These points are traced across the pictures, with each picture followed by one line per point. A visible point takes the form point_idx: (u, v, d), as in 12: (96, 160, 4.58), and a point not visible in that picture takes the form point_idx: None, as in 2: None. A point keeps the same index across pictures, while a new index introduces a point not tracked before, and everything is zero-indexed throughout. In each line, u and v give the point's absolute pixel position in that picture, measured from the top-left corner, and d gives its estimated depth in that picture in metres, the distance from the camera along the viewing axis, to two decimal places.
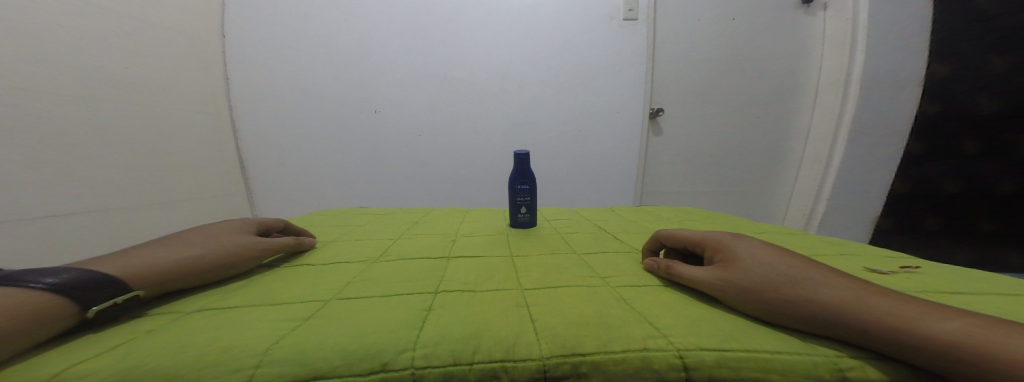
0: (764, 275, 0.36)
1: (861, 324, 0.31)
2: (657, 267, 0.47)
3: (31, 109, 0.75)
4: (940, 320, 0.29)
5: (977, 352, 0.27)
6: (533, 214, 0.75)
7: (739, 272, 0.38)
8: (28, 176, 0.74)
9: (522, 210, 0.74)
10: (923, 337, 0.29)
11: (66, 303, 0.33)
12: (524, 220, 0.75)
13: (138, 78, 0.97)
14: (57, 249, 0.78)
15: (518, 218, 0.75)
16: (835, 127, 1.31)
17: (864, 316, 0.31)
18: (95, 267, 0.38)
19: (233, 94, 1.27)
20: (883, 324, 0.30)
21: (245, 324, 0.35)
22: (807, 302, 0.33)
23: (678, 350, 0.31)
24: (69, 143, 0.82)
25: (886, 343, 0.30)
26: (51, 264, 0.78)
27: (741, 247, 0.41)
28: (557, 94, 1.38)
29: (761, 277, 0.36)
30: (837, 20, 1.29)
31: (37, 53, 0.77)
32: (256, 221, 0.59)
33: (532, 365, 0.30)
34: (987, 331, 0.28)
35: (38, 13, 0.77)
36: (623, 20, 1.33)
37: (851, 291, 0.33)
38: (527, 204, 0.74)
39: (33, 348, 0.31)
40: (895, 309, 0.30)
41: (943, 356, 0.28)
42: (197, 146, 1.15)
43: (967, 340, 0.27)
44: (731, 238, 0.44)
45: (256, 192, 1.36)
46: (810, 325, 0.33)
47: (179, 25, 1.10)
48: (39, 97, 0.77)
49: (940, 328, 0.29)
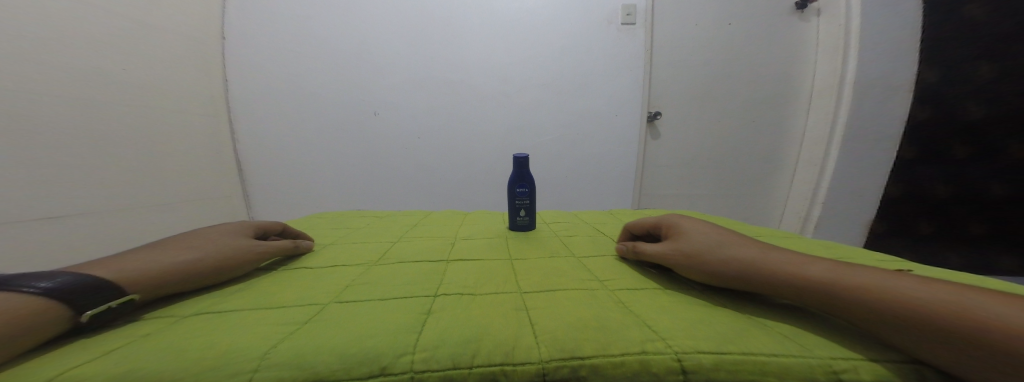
0: (701, 244, 0.44)
1: (832, 296, 0.34)
2: (630, 251, 0.53)
3: (28, 112, 0.75)
4: (905, 283, 0.32)
5: (942, 316, 0.29)
6: (532, 217, 0.75)
7: (687, 243, 0.46)
8: (22, 178, 0.74)
9: (522, 213, 0.75)
10: (893, 307, 0.31)
11: (60, 307, 0.33)
12: (524, 222, 0.75)
13: (136, 79, 0.96)
14: (49, 252, 0.77)
15: (518, 221, 0.76)
16: (829, 131, 1.33)
17: (832, 287, 0.34)
18: (88, 272, 0.38)
19: (232, 96, 1.27)
20: (852, 295, 0.33)
21: (241, 329, 0.34)
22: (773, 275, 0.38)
23: (676, 353, 0.31)
24: (66, 145, 0.81)
25: (861, 317, 0.32)
26: (43, 267, 0.77)
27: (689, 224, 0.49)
28: (556, 97, 1.39)
29: (698, 245, 0.44)
30: (830, 25, 1.31)
31: (35, 55, 0.76)
32: (253, 224, 0.59)
33: (532, 369, 0.31)
34: (950, 292, 0.30)
35: (38, 15, 0.77)
36: (620, 25, 1.34)
37: (820, 268, 0.36)
38: (526, 207, 0.75)
39: (25, 354, 0.30)
40: (861, 279, 0.34)
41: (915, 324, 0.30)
42: (195, 148, 1.15)
43: (932, 304, 0.30)
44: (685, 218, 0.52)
45: (253, 195, 1.36)
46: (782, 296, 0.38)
47: (179, 26, 1.10)
48: (36, 99, 0.76)
49: (904, 292, 0.31)
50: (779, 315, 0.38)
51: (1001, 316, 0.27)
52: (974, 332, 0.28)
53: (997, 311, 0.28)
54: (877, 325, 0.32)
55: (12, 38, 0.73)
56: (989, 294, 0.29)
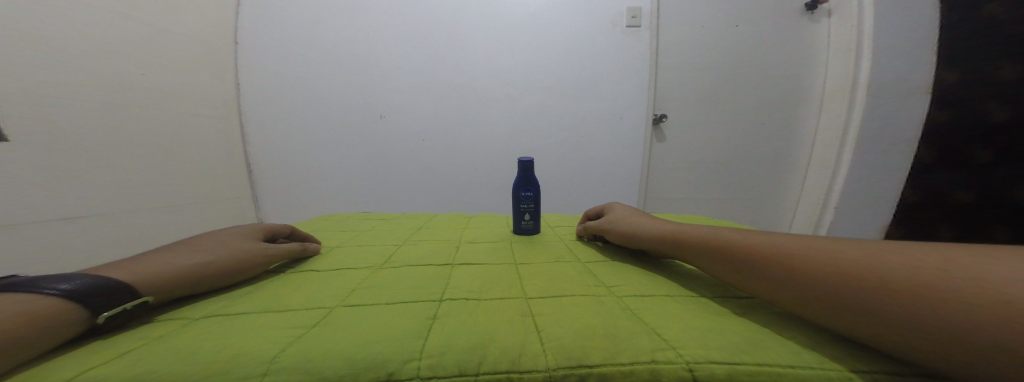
0: (615, 219, 0.62)
1: (786, 269, 0.35)
2: (583, 230, 0.70)
3: (50, 116, 0.77)
4: (859, 250, 0.32)
5: (897, 282, 0.28)
6: (536, 221, 0.75)
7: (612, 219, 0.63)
8: (39, 181, 0.76)
9: (525, 217, 0.74)
10: (850, 277, 0.30)
11: (77, 309, 0.34)
12: (528, 227, 0.75)
13: (152, 84, 0.99)
14: (67, 252, 0.79)
15: (521, 225, 0.75)
16: (842, 134, 1.31)
17: (786, 260, 0.35)
18: (106, 273, 0.39)
19: (243, 100, 1.29)
20: (808, 268, 0.33)
21: (249, 332, 0.34)
22: (722, 249, 0.42)
23: (687, 363, 0.31)
24: (85, 148, 0.83)
25: (822, 293, 0.31)
26: (63, 266, 0.79)
27: (620, 208, 0.67)
28: (561, 99, 1.39)
29: (613, 220, 0.63)
30: (842, 26, 1.30)
31: (57, 60, 0.79)
32: (263, 226, 0.60)
33: (538, 376, 0.30)
34: (905, 253, 0.30)
35: (65, 23, 0.80)
36: (626, 27, 1.34)
37: (772, 242, 0.38)
38: (530, 211, 0.74)
39: (40, 356, 0.31)
40: (814, 250, 0.34)
41: (871, 292, 0.28)
42: (207, 150, 1.17)
43: (884, 268, 0.29)
44: (621, 206, 0.69)
45: (262, 197, 1.38)
46: (737, 272, 0.40)
47: (195, 31, 1.13)
48: (58, 103, 0.79)
49: (859, 259, 0.31)
50: (772, 318, 0.38)
51: (959, 275, 0.26)
52: (888, 289, 0.28)
53: (960, 272, 0.26)
54: (838, 302, 0.30)
55: (38, 45, 0.76)
56: (956, 257, 0.28)
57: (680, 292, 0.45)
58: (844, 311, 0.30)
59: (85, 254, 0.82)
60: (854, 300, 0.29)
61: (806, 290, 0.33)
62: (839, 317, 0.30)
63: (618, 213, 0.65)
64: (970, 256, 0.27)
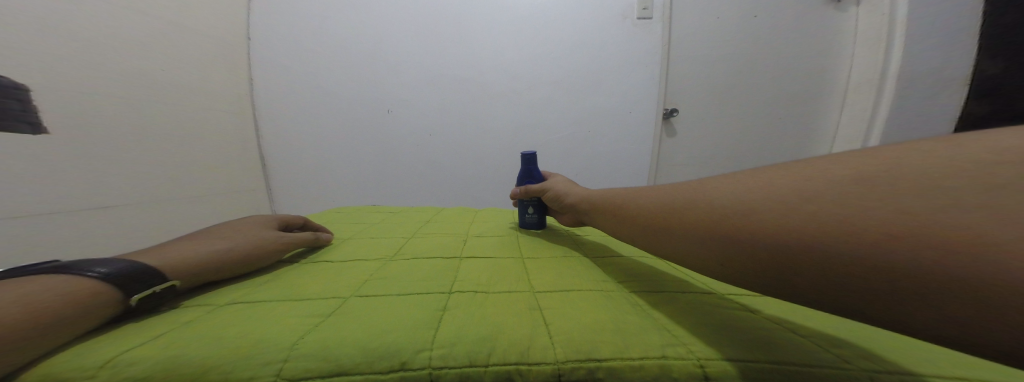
0: (544, 185, 0.67)
1: (685, 229, 0.31)
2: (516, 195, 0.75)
3: (89, 110, 0.80)
4: (743, 193, 0.28)
5: (792, 227, 0.24)
6: (540, 215, 0.74)
7: (546, 189, 0.67)
8: (82, 170, 0.78)
9: (529, 210, 0.73)
10: (749, 232, 0.26)
11: (113, 290, 0.35)
12: (532, 221, 0.74)
13: (173, 79, 1.01)
14: (109, 238, 0.83)
15: (526, 219, 0.74)
16: (866, 128, 1.30)
17: (684, 220, 0.32)
18: (138, 259, 0.40)
19: (257, 94, 1.32)
20: (706, 226, 0.29)
21: (270, 320, 0.36)
22: (628, 212, 0.40)
23: (699, 359, 0.31)
24: (122, 141, 0.87)
25: (728, 254, 0.28)
26: (110, 252, 0.83)
27: (552, 176, 0.71)
28: (569, 94, 1.38)
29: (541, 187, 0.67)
30: (871, 16, 1.26)
31: (95, 54, 0.81)
32: (277, 217, 0.62)
33: (548, 369, 0.30)
34: (786, 186, 0.27)
35: (101, 20, 0.83)
36: (637, 19, 1.31)
37: (665, 199, 0.35)
38: (534, 205, 0.74)
39: (79, 336, 0.32)
40: (704, 203, 0.31)
41: (682, 234, 0.31)
42: (223, 143, 1.19)
43: (773, 214, 0.25)
44: (551, 174, 0.73)
45: (275, 190, 1.41)
46: (642, 235, 0.37)
47: (209, 27, 1.15)
48: (94, 98, 0.81)
49: (659, 205, 0.36)
50: (785, 319, 0.37)
51: (832, 200, 0.24)
52: (671, 229, 0.33)
53: (711, 199, 0.30)
54: (748, 262, 0.26)
55: (81, 41, 0.79)
56: (721, 184, 0.31)
57: (687, 288, 0.45)
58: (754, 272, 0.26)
59: (127, 240, 0.86)
60: (760, 258, 0.26)
61: (711, 253, 0.29)
62: (751, 279, 0.27)
63: (547, 180, 0.70)
64: (780, 178, 0.28)
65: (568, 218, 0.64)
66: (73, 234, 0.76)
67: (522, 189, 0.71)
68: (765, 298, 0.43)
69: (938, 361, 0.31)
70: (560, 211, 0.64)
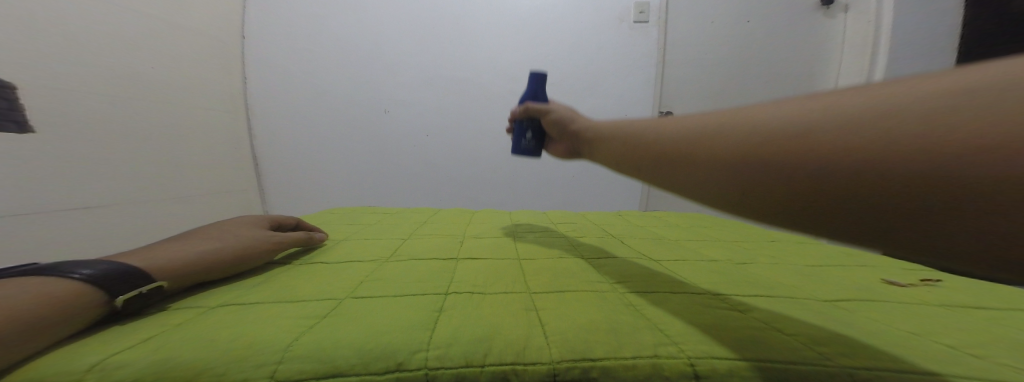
0: (545, 108, 0.60)
1: (704, 159, 0.27)
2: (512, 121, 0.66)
3: (76, 110, 0.78)
4: (786, 116, 0.24)
5: (850, 145, 0.20)
6: (539, 141, 0.62)
7: (547, 111, 0.58)
8: (68, 170, 0.77)
9: (527, 134, 0.62)
10: (790, 153, 0.22)
11: (96, 292, 0.35)
12: (530, 147, 0.62)
13: (163, 77, 1.00)
14: (94, 239, 0.81)
15: (523, 145, 0.62)
16: None
17: (706, 145, 0.27)
18: (124, 261, 0.40)
19: (250, 93, 1.31)
20: (733, 149, 0.25)
21: (264, 321, 0.36)
22: (636, 139, 0.35)
23: (689, 358, 0.31)
24: (109, 141, 0.85)
25: (751, 179, 0.24)
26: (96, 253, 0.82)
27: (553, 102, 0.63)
28: (565, 95, 1.39)
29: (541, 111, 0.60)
30: (858, 23, 1.30)
31: (84, 53, 0.80)
32: (269, 218, 0.62)
33: (543, 369, 0.31)
34: (831, 106, 0.22)
35: (94, 18, 0.82)
36: (633, 22, 1.33)
37: (687, 123, 0.30)
38: (533, 128, 0.62)
39: (60, 340, 0.31)
40: (737, 127, 0.26)
41: (698, 164, 0.27)
42: (214, 143, 1.18)
43: (830, 131, 0.21)
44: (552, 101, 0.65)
45: (267, 190, 1.39)
46: (649, 165, 0.32)
47: (202, 25, 1.14)
48: (80, 98, 0.79)
49: (673, 132, 0.31)
50: (774, 317, 0.38)
51: (893, 118, 0.20)
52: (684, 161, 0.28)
53: (740, 125, 0.26)
54: (773, 187, 0.23)
55: (72, 39, 0.78)
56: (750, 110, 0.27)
57: (680, 288, 0.46)
58: (775, 198, 0.23)
59: (112, 241, 0.84)
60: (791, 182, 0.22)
61: (730, 178, 0.25)
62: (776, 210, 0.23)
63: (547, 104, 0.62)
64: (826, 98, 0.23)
65: (563, 151, 0.57)
66: (62, 234, 0.75)
67: (522, 109, 0.62)
68: (754, 298, 0.44)
69: (918, 354, 0.32)
70: (558, 140, 0.57)
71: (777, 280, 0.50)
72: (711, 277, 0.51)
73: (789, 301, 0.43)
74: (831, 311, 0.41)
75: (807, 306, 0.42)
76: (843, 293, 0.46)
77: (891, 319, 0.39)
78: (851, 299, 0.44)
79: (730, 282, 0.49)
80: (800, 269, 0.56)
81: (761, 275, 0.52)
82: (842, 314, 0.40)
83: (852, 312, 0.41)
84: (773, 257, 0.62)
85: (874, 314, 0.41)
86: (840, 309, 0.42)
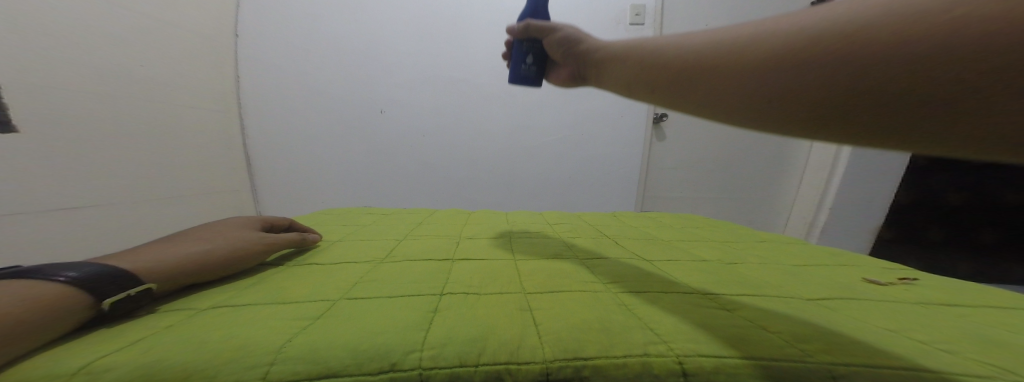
0: (546, 30, 0.57)
1: (732, 70, 0.27)
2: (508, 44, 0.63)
3: (66, 109, 0.78)
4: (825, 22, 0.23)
5: (886, 49, 0.21)
6: (540, 67, 0.60)
7: (556, 31, 0.55)
8: (58, 170, 0.76)
9: (528, 58, 0.59)
10: (827, 57, 0.22)
11: (83, 295, 0.34)
12: (528, 74, 0.60)
13: (154, 76, 0.99)
14: (79, 241, 0.79)
15: (521, 72, 0.60)
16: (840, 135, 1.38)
17: (734, 59, 0.27)
18: (111, 263, 0.40)
19: (243, 93, 1.30)
20: (762, 60, 0.25)
21: (256, 323, 0.36)
22: (656, 55, 0.34)
23: (677, 356, 0.32)
24: (100, 141, 0.84)
25: (773, 87, 0.24)
26: (81, 255, 0.80)
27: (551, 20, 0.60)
28: (563, 96, 1.44)
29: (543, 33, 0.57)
30: None
31: (76, 53, 0.80)
32: (261, 218, 0.61)
33: (536, 369, 0.31)
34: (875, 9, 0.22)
35: (85, 16, 0.81)
36: (629, 25, 1.36)
37: (713, 36, 0.29)
38: (534, 52, 0.59)
39: (45, 343, 0.31)
40: (766, 36, 0.26)
41: (726, 75, 0.27)
42: (205, 142, 1.16)
43: (865, 34, 0.21)
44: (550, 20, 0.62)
45: (260, 190, 1.38)
46: (667, 84, 0.32)
47: (196, 23, 1.13)
48: (72, 96, 0.79)
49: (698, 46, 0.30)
50: (762, 314, 0.39)
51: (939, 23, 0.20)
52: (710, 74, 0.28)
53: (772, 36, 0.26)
54: (800, 96, 0.23)
55: (64, 38, 0.77)
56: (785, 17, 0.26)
57: (671, 288, 0.47)
58: (802, 107, 0.24)
59: (98, 242, 0.83)
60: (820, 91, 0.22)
61: (758, 88, 0.25)
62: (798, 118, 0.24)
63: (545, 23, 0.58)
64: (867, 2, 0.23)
65: (563, 78, 0.55)
66: (47, 236, 0.73)
67: (520, 29, 0.59)
68: (742, 296, 0.45)
69: (902, 350, 0.33)
70: (560, 66, 0.56)
71: (765, 279, 0.52)
72: (703, 276, 0.52)
73: (777, 300, 0.44)
74: (816, 309, 0.42)
75: (797, 304, 0.43)
76: (826, 291, 0.47)
77: (871, 316, 0.40)
78: (835, 298, 0.46)
79: (721, 282, 0.50)
80: (788, 269, 0.57)
81: (751, 275, 0.54)
82: (827, 312, 0.41)
83: (835, 309, 0.42)
84: (763, 258, 0.63)
85: (858, 311, 0.42)
86: (824, 307, 0.43)
